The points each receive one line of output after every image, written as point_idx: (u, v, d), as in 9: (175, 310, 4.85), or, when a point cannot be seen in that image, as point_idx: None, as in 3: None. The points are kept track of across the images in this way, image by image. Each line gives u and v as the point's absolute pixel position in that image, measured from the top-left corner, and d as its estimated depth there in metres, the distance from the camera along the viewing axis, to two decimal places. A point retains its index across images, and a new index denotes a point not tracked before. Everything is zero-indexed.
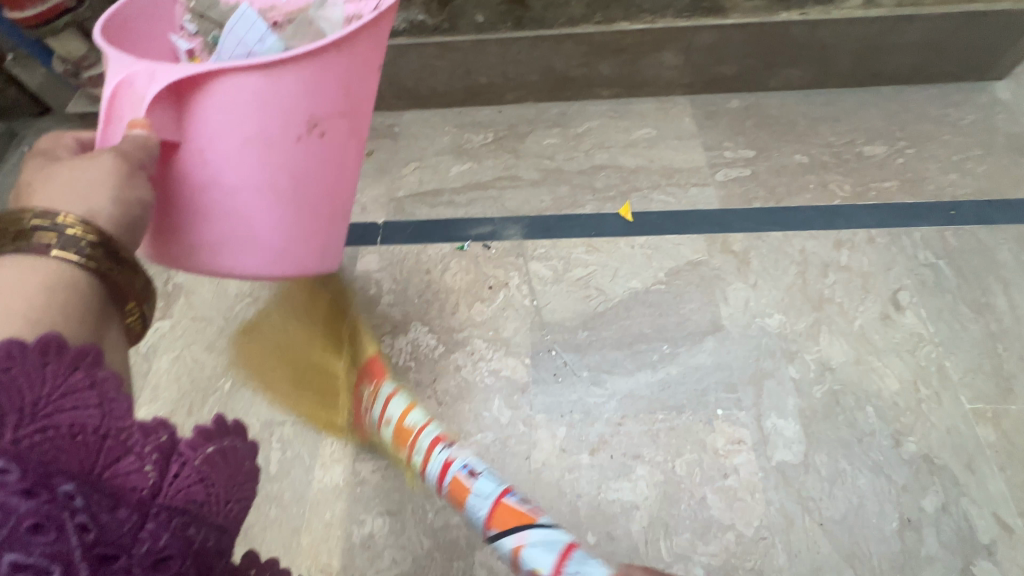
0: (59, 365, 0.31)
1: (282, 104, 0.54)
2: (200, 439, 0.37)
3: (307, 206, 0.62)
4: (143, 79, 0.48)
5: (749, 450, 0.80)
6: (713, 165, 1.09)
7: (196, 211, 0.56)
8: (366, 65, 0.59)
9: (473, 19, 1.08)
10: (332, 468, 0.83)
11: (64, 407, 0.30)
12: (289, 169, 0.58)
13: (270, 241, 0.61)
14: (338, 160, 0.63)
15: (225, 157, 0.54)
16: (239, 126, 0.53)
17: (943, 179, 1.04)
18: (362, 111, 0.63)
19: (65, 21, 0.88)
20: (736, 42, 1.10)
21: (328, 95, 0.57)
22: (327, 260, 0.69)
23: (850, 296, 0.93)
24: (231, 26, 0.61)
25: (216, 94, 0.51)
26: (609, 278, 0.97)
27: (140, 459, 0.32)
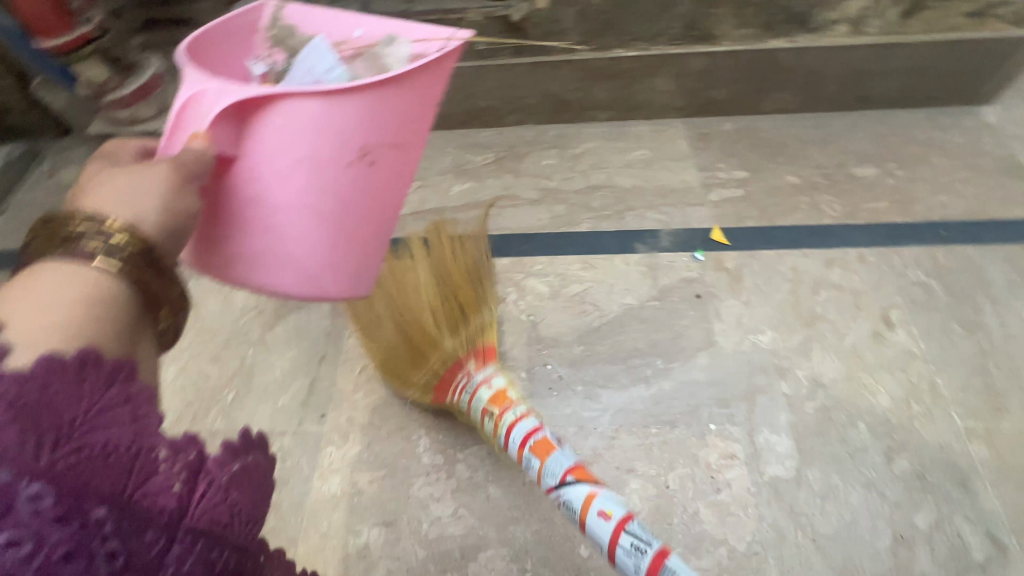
0: (95, 381, 0.36)
1: (337, 131, 0.55)
2: (228, 455, 0.41)
3: (347, 235, 0.61)
4: (211, 95, 0.51)
5: (741, 465, 0.81)
6: (707, 185, 1.12)
7: (239, 225, 0.58)
8: (428, 101, 0.59)
9: (475, 48, 1.13)
10: (330, 478, 0.84)
11: (98, 427, 0.35)
12: (334, 197, 0.58)
13: (305, 264, 0.61)
14: (385, 192, 0.62)
15: (274, 176, 0.56)
16: (291, 148, 0.54)
17: (932, 200, 1.06)
18: (418, 145, 0.62)
19: (88, 50, 0.94)
20: (727, 68, 1.14)
21: (384, 128, 0.57)
22: (365, 296, 0.68)
23: (841, 313, 0.94)
24: (304, 57, 0.61)
25: (275, 114, 0.53)
26: (605, 294, 0.99)
27: (168, 479, 0.37)
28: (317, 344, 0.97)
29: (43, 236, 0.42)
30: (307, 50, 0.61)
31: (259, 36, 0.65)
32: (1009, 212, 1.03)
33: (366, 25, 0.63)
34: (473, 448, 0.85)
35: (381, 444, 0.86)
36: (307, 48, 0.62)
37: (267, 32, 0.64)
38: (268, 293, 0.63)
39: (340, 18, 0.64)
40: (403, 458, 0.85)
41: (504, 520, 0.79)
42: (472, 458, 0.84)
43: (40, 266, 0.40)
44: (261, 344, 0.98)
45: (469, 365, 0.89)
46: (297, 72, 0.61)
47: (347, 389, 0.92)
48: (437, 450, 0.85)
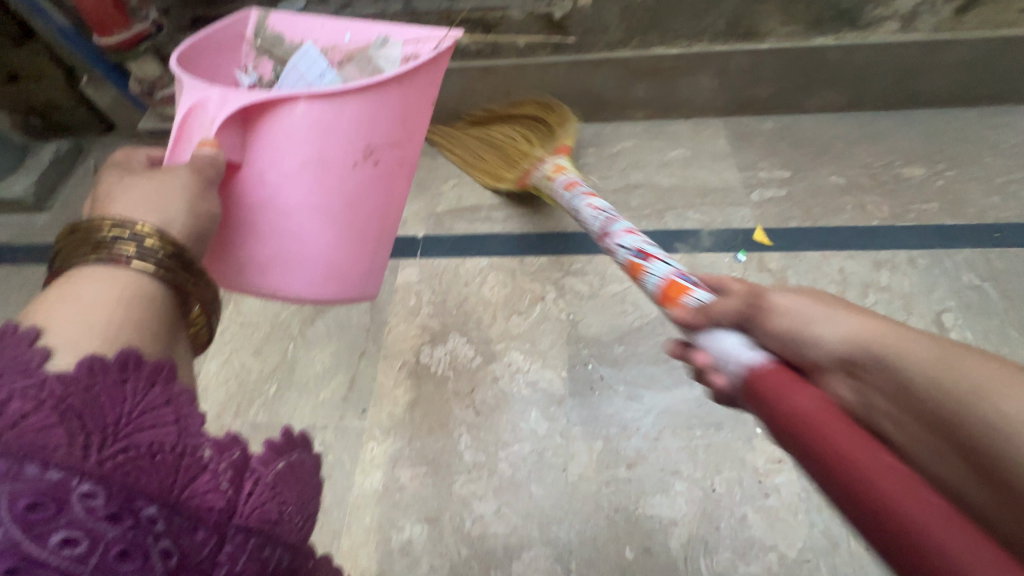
0: (137, 380, 0.36)
1: (340, 131, 0.64)
2: (271, 453, 0.42)
3: (351, 227, 0.71)
4: (219, 105, 0.59)
5: (791, 470, 0.79)
6: (748, 185, 1.11)
7: (254, 224, 0.66)
8: (418, 101, 0.70)
9: (514, 45, 1.11)
10: (371, 473, 0.84)
11: (142, 427, 0.35)
12: (338, 190, 0.68)
13: (315, 256, 0.70)
14: (385, 184, 0.72)
15: (284, 177, 0.64)
16: (299, 150, 0.63)
17: (985, 202, 1.03)
18: (411, 143, 0.73)
19: (146, 46, 0.95)
20: (772, 66, 1.12)
21: (381, 128, 0.67)
22: (365, 282, 0.78)
23: (891, 317, 0.92)
24: (295, 63, 0.74)
25: (283, 118, 0.61)
26: (645, 293, 0.98)
27: (215, 477, 0.37)
28: (357, 339, 0.98)
29: (72, 245, 0.45)
30: (298, 56, 0.74)
31: (246, 44, 0.77)
32: None
33: (354, 30, 0.76)
34: (514, 446, 0.84)
35: (422, 440, 0.86)
36: (299, 54, 0.74)
37: (253, 41, 0.77)
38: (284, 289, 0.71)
39: (328, 26, 0.77)
40: (445, 454, 0.85)
41: (547, 519, 0.79)
42: (513, 456, 0.84)
43: (77, 271, 0.43)
44: (301, 338, 0.99)
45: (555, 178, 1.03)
46: (292, 78, 0.74)
47: (387, 384, 0.92)
48: (478, 447, 0.85)
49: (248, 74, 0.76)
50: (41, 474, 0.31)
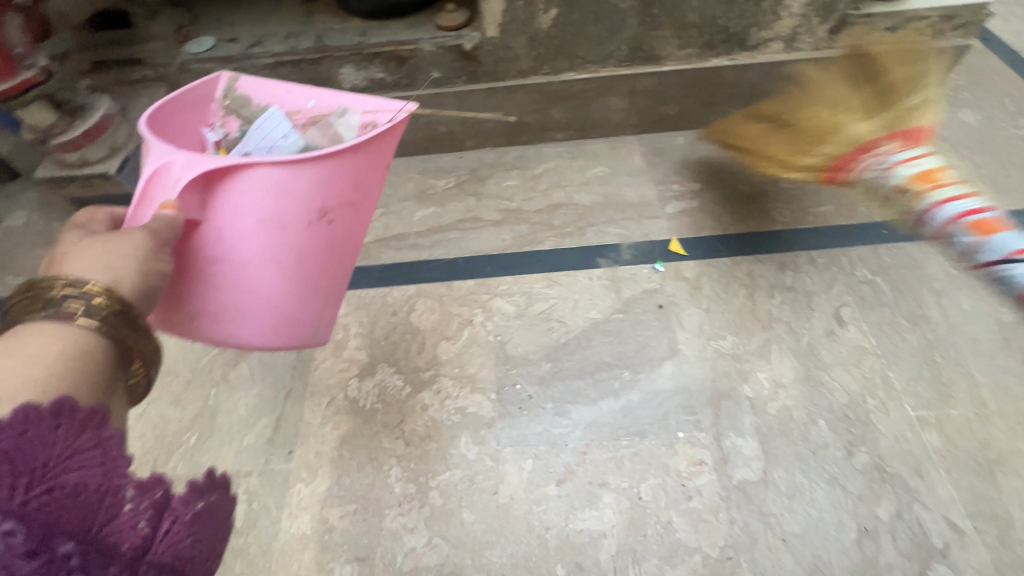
0: (70, 424, 0.37)
1: (298, 194, 0.61)
2: (192, 493, 0.42)
3: (305, 284, 0.67)
4: (179, 166, 0.56)
5: (710, 470, 0.82)
6: (663, 198, 1.16)
7: (204, 281, 0.62)
8: (377, 162, 0.68)
9: (430, 76, 1.14)
10: (299, 516, 0.82)
11: (70, 468, 0.35)
12: (292, 249, 0.64)
13: (267, 313, 0.66)
14: (341, 242, 0.69)
15: (239, 235, 0.61)
16: (255, 210, 0.60)
17: (873, 202, 1.12)
18: (368, 201, 0.71)
19: (36, 94, 0.87)
20: (675, 86, 1.19)
21: (339, 189, 0.65)
22: (318, 336, 0.74)
23: (796, 315, 0.98)
24: (261, 124, 0.74)
25: (243, 180, 0.58)
26: (570, 309, 1.01)
27: (135, 515, 0.36)
28: (282, 378, 0.96)
29: (22, 301, 0.45)
30: (264, 118, 0.74)
31: (215, 105, 0.76)
32: None
33: (319, 97, 0.76)
34: (445, 474, 0.84)
35: (352, 476, 0.85)
36: (264, 116, 0.74)
37: (222, 103, 0.76)
38: (234, 341, 0.66)
39: (294, 92, 0.77)
40: (375, 490, 0.83)
41: (479, 545, 0.78)
42: (444, 484, 0.83)
43: (24, 327, 0.44)
44: (224, 382, 0.96)
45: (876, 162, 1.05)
46: (257, 137, 0.74)
47: (314, 422, 0.91)
48: (409, 478, 0.84)
49: (214, 131, 0.76)
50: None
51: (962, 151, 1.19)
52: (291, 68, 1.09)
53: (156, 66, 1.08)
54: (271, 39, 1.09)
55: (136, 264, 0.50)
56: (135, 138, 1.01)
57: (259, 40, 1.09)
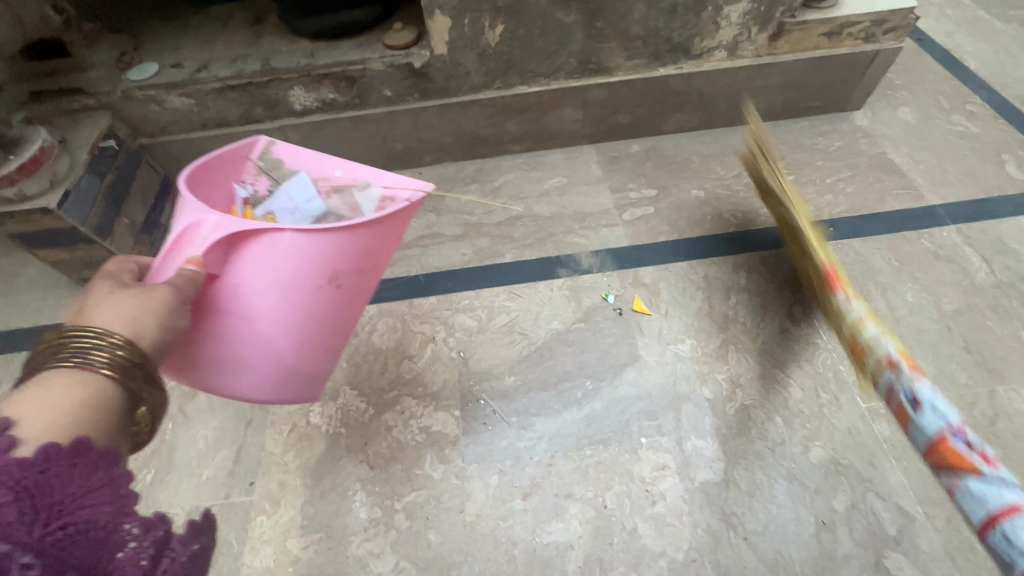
0: (86, 463, 0.38)
1: (313, 260, 0.60)
2: (192, 535, 0.43)
3: (308, 343, 0.66)
4: (204, 226, 0.56)
5: (673, 474, 0.84)
6: (620, 206, 1.18)
7: (211, 333, 0.60)
8: (394, 234, 0.67)
9: (383, 94, 1.13)
10: (262, 549, 0.80)
11: (84, 506, 0.35)
12: (300, 310, 0.63)
13: (266, 367, 0.64)
14: (347, 305, 0.68)
15: (252, 293, 0.59)
16: (270, 272, 0.59)
17: (820, 200, 1.16)
18: (380, 267, 0.70)
19: None
20: (625, 96, 1.21)
21: (354, 258, 0.63)
22: (312, 390, 0.72)
23: (751, 314, 1.00)
24: (289, 188, 0.74)
25: (263, 242, 0.58)
26: (532, 321, 1.01)
27: (138, 553, 0.37)
28: (242, 408, 0.93)
29: (43, 349, 0.45)
30: (291, 182, 0.74)
31: (250, 164, 0.74)
32: (885, 204, 1.14)
33: (344, 168, 0.72)
34: (410, 495, 0.83)
35: (315, 504, 0.83)
36: (293, 181, 0.73)
37: (257, 163, 0.74)
38: (232, 391, 0.65)
39: (323, 160, 0.74)
40: (339, 517, 0.82)
41: (448, 565, 0.78)
42: (409, 506, 0.82)
43: (46, 373, 0.43)
44: (182, 416, 0.93)
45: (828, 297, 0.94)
46: (283, 199, 0.74)
47: (275, 451, 0.89)
48: (374, 503, 0.83)
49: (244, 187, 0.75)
50: None
51: (901, 147, 1.24)
52: (240, 91, 1.08)
53: (98, 94, 1.05)
54: (217, 63, 1.08)
55: (159, 320, 0.50)
56: (77, 170, 0.98)
57: (204, 65, 1.08)
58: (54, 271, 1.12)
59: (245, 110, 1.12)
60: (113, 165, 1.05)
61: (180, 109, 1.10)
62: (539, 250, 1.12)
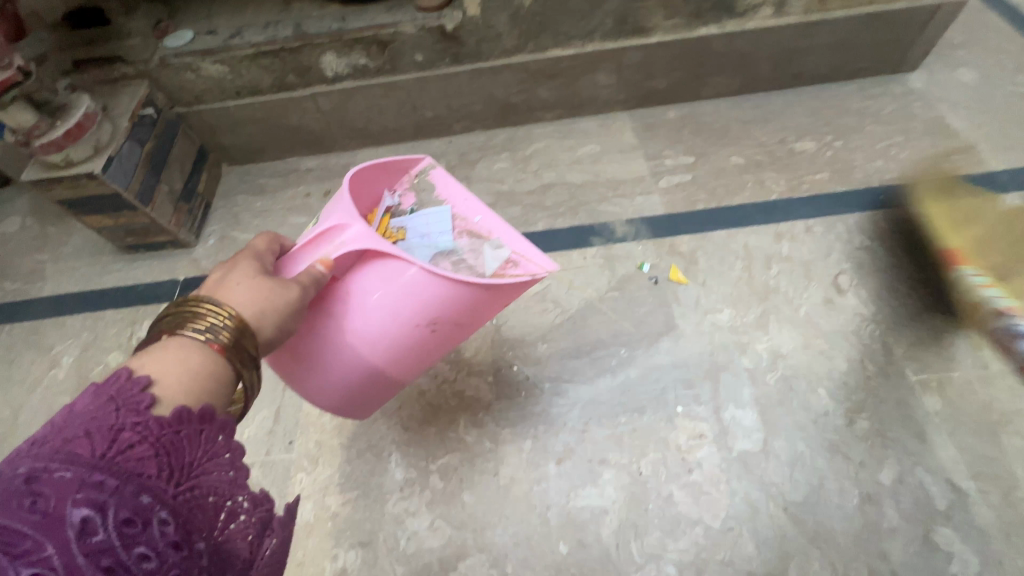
0: (211, 430, 0.39)
1: (425, 300, 0.61)
2: (286, 518, 0.44)
3: (384, 370, 0.66)
4: (349, 233, 0.59)
5: (710, 443, 0.82)
6: (656, 173, 1.14)
7: (306, 328, 0.62)
8: (500, 302, 0.66)
9: (413, 59, 1.12)
10: (302, 504, 0.83)
11: (208, 471, 0.37)
12: (392, 338, 0.63)
13: (339, 378, 0.65)
14: (431, 348, 0.67)
15: (359, 307, 0.61)
16: (382, 295, 0.61)
17: (870, 166, 1.10)
18: (474, 327, 0.68)
19: (12, 94, 0.86)
20: (662, 58, 1.16)
21: (457, 311, 0.63)
22: (370, 409, 0.72)
23: (794, 285, 0.96)
24: (433, 216, 0.74)
25: (390, 267, 0.60)
26: (564, 289, 1.00)
27: (246, 527, 0.39)
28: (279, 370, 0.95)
29: (177, 309, 0.46)
30: (436, 212, 0.74)
31: (406, 177, 0.77)
32: (941, 170, 1.08)
33: (487, 218, 0.74)
34: (444, 458, 0.84)
35: (352, 464, 0.85)
36: (439, 212, 0.74)
37: (412, 178, 0.77)
38: (299, 386, 0.66)
39: (470, 203, 0.76)
40: (376, 477, 0.84)
41: (482, 526, 0.79)
42: (444, 468, 0.83)
43: (177, 337, 0.44)
44: None
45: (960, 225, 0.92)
46: (419, 220, 0.74)
47: (313, 412, 0.90)
48: (409, 464, 0.84)
49: (391, 196, 0.76)
50: (133, 497, 0.32)
51: (960, 110, 1.16)
52: (272, 58, 1.08)
53: (136, 63, 1.06)
54: (251, 29, 1.08)
55: (278, 318, 0.51)
56: (119, 137, 1.00)
57: (238, 31, 1.08)
58: (100, 239, 1.16)
59: (277, 78, 1.12)
60: (153, 133, 1.07)
61: (215, 77, 1.11)
62: (572, 218, 1.10)
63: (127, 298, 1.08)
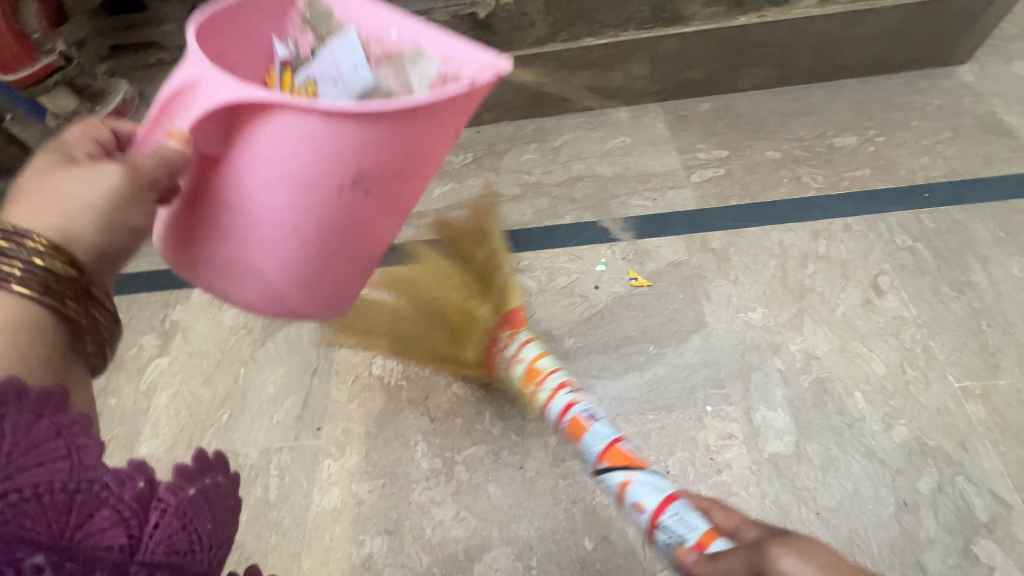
0: (20, 412, 0.34)
1: (324, 152, 0.48)
2: (180, 480, 0.39)
3: (321, 258, 0.56)
4: (204, 86, 0.45)
5: (740, 444, 0.81)
6: (688, 167, 1.11)
7: (218, 229, 0.54)
8: (439, 131, 0.50)
9: None
10: (329, 490, 0.84)
11: (28, 466, 0.33)
12: (313, 218, 0.52)
13: (273, 278, 0.57)
14: (374, 220, 0.55)
15: (258, 185, 0.51)
16: (277, 156, 0.49)
17: (914, 163, 1.06)
18: (420, 177, 0.55)
19: (55, 79, 0.89)
20: (699, 48, 1.13)
21: (378, 157, 0.49)
22: (340, 308, 0.65)
23: (830, 285, 0.93)
24: (337, 53, 0.59)
25: (267, 123, 0.47)
26: (592, 284, 0.99)
27: (113, 513, 0.35)
28: (308, 357, 0.96)
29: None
30: (338, 44, 0.59)
31: (295, 15, 0.62)
32: (992, 169, 1.03)
33: (403, 24, 0.56)
34: (470, 449, 0.84)
35: (378, 452, 0.86)
36: (340, 43, 0.59)
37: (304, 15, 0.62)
38: (235, 296, 0.60)
39: (380, 14, 0.58)
40: (402, 465, 0.84)
41: (507, 519, 0.79)
42: (470, 459, 0.84)
43: None
44: (253, 362, 0.96)
45: (500, 335, 0.86)
46: (327, 63, 0.60)
47: (341, 399, 0.91)
48: (435, 454, 0.85)
49: (284, 44, 0.63)
50: None
51: (1014, 106, 1.11)
52: None
53: (172, 49, 1.08)
54: None
55: (95, 217, 0.45)
56: None
57: None
58: None
59: None
60: None
61: None
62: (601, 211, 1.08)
63: (160, 281, 1.10)
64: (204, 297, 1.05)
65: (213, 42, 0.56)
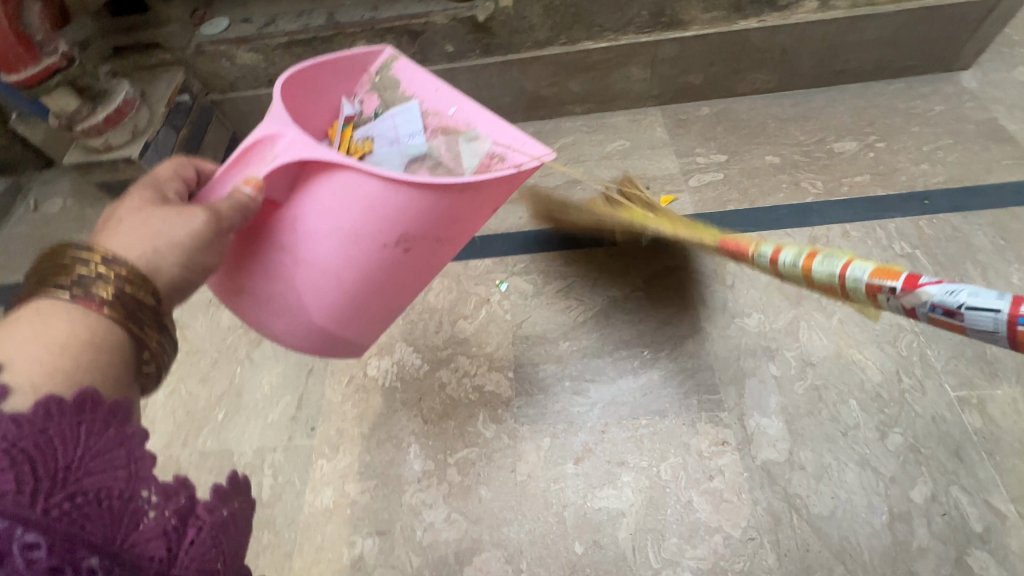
0: (93, 421, 0.34)
1: (383, 214, 0.56)
2: (217, 500, 0.39)
3: (355, 300, 0.62)
4: (284, 143, 0.52)
5: (733, 450, 0.80)
6: (686, 171, 1.11)
7: (261, 267, 0.58)
8: (475, 208, 0.61)
9: (444, 51, 1.12)
10: (322, 490, 0.84)
11: (93, 471, 0.32)
12: (357, 265, 0.59)
13: (306, 316, 0.61)
14: (409, 273, 0.63)
15: (313, 232, 0.56)
16: (336, 210, 0.55)
17: (914, 169, 1.05)
18: (453, 243, 0.64)
19: (58, 80, 0.90)
20: (699, 51, 1.13)
21: (425, 223, 0.58)
22: (359, 347, 0.69)
23: None
24: (396, 117, 0.71)
25: (335, 181, 0.54)
26: (588, 287, 0.98)
27: (158, 523, 0.34)
28: (304, 357, 0.96)
29: (41, 267, 0.42)
30: (399, 110, 0.71)
31: (366, 77, 0.73)
32: (993, 176, 1.02)
33: (461, 105, 0.69)
34: (462, 451, 0.84)
35: (372, 453, 0.86)
36: (401, 109, 0.71)
37: (373, 77, 0.73)
38: (264, 330, 0.63)
39: (441, 93, 0.70)
40: (394, 466, 0.84)
41: (497, 522, 0.79)
42: (462, 461, 0.84)
43: (45, 304, 0.40)
44: (249, 361, 0.97)
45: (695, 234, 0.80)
46: (386, 125, 0.72)
47: (335, 400, 0.92)
48: (428, 455, 0.85)
49: (351, 104, 0.73)
50: None
51: (1016, 112, 1.10)
52: (304, 47, 1.08)
53: (174, 50, 1.09)
54: (284, 18, 1.08)
55: (182, 256, 0.46)
56: (156, 123, 1.05)
57: (272, 20, 1.08)
58: None
59: None
60: (188, 119, 1.10)
61: (249, 65, 1.11)
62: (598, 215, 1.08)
63: None
64: (202, 296, 1.06)
65: (294, 101, 0.66)
